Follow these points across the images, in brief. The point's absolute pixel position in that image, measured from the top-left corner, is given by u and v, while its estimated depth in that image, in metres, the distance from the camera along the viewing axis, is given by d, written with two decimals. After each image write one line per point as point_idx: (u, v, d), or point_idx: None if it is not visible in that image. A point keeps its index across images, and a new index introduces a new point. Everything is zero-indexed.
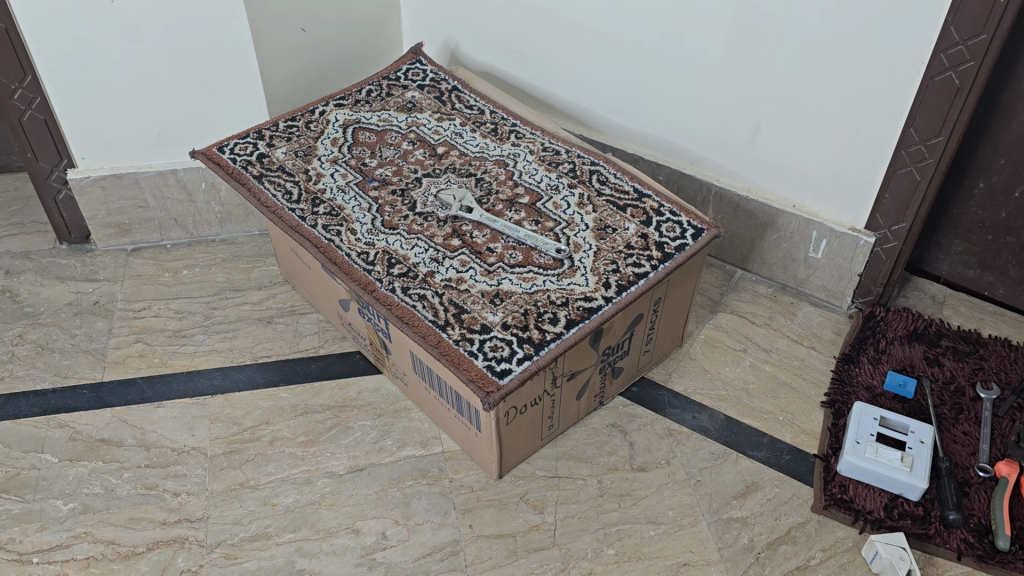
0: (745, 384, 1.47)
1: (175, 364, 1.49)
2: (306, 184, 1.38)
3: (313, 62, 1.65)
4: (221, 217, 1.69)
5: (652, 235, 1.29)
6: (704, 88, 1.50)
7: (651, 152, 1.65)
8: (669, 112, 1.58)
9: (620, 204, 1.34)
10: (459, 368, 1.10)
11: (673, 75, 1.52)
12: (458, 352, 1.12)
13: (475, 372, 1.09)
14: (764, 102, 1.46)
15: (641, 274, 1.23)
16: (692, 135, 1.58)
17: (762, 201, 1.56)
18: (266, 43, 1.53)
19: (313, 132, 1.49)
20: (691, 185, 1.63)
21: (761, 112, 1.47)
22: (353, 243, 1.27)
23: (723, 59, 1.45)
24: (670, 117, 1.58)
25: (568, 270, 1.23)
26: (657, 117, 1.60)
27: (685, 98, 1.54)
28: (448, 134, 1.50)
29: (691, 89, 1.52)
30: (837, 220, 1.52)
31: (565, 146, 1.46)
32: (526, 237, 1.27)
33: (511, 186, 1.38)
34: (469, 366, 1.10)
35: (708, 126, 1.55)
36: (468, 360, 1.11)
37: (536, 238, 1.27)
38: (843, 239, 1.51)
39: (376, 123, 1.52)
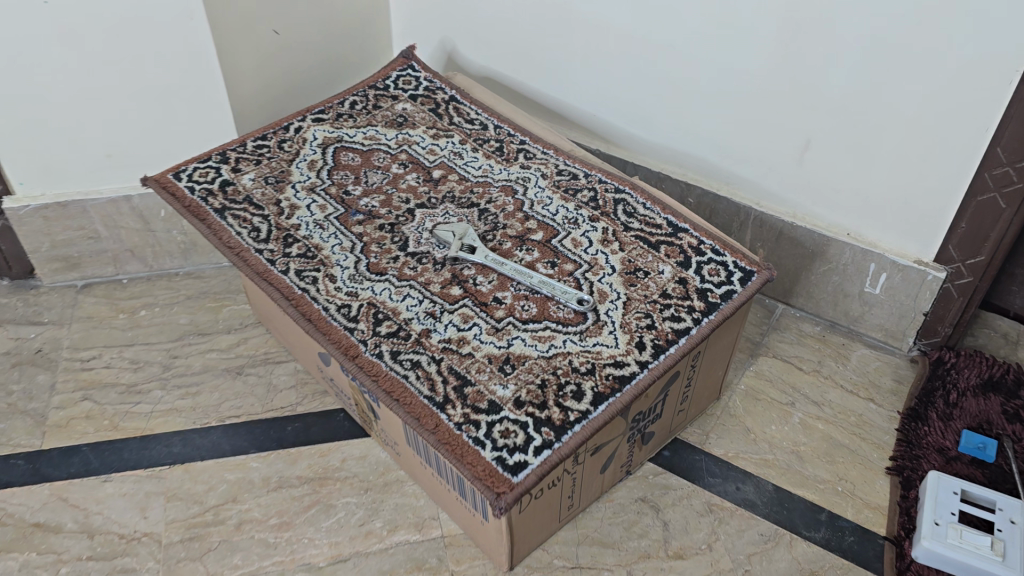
0: (795, 447, 1.25)
1: (127, 427, 1.27)
2: (277, 218, 1.16)
3: (289, 68, 1.43)
4: (184, 248, 1.48)
5: (692, 281, 1.07)
6: (743, 99, 1.28)
7: (679, 172, 1.43)
8: (702, 125, 1.36)
9: (653, 240, 1.12)
10: (463, 462, 0.88)
11: (707, 82, 1.30)
12: (461, 440, 0.89)
13: (482, 466, 0.87)
14: (817, 115, 1.24)
15: (681, 330, 1.02)
16: (728, 153, 1.36)
17: (810, 228, 1.34)
18: (232, 48, 1.30)
19: (286, 153, 1.27)
20: (726, 209, 1.41)
21: (812, 128, 1.25)
22: (332, 294, 1.05)
23: (768, 65, 1.23)
24: (703, 130, 1.36)
25: (593, 327, 1.01)
26: (688, 130, 1.38)
27: (722, 110, 1.32)
28: (446, 154, 1.28)
29: (729, 99, 1.30)
30: (900, 251, 1.30)
31: (582, 167, 1.24)
32: (541, 284, 1.06)
33: (520, 219, 1.16)
34: (475, 458, 0.88)
35: (748, 143, 1.33)
36: (475, 450, 0.89)
37: (552, 285, 1.05)
38: (907, 273, 1.29)
39: (360, 142, 1.30)
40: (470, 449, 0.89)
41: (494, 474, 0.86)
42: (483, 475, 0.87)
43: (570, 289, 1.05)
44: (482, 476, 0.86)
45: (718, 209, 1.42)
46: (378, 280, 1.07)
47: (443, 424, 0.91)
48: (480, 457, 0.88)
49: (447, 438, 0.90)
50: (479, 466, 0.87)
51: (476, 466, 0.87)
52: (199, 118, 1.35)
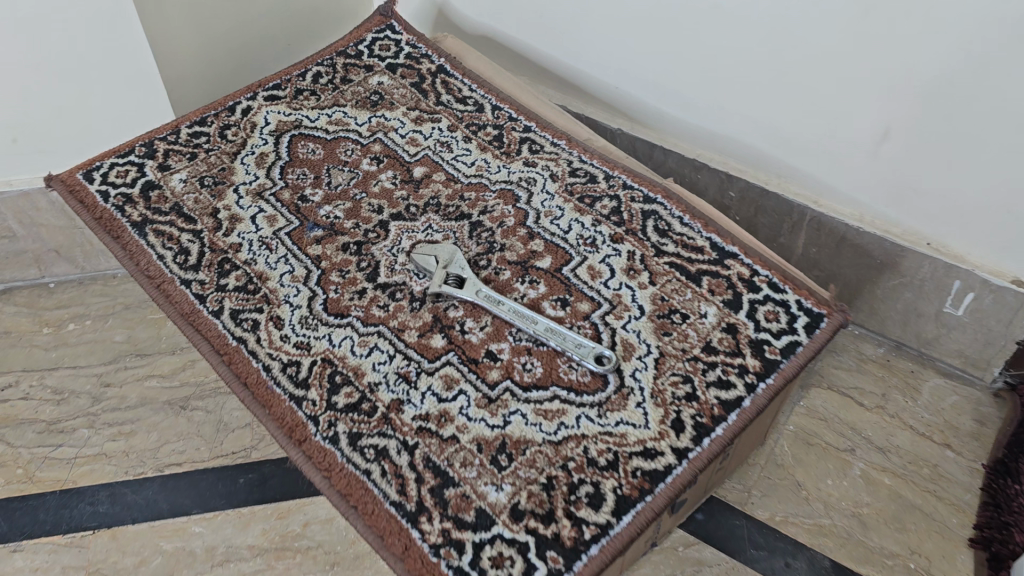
0: (857, 509, 1.02)
1: (45, 479, 1.05)
2: (212, 235, 0.91)
3: (240, 28, 1.16)
4: None
5: (745, 330, 0.82)
6: (804, 75, 1.01)
7: (720, 160, 1.17)
8: (749, 104, 1.09)
9: (692, 270, 0.87)
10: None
11: (758, 51, 1.03)
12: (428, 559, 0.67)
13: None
14: (899, 97, 0.96)
15: (730, 401, 0.78)
16: (780, 139, 1.10)
17: (880, 234, 1.08)
18: (159, 9, 1.03)
19: (229, 143, 1.01)
20: (775, 208, 1.15)
21: (891, 114, 0.98)
22: (277, 345, 0.81)
23: (838, 35, 0.95)
24: (751, 111, 1.09)
25: (616, 397, 0.77)
26: (732, 110, 1.11)
27: (776, 88, 1.05)
28: (430, 145, 1.02)
29: (785, 74, 1.03)
30: (995, 268, 1.03)
31: (601, 166, 0.98)
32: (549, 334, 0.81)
33: (523, 238, 0.91)
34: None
35: (807, 128, 1.06)
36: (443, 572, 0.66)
37: (562, 337, 0.81)
38: (1001, 295, 1.02)
39: (323, 128, 1.03)
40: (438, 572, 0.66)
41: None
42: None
43: (586, 343, 0.80)
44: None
45: (765, 205, 1.16)
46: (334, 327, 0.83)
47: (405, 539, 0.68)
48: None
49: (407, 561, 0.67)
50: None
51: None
52: (124, 97, 1.09)
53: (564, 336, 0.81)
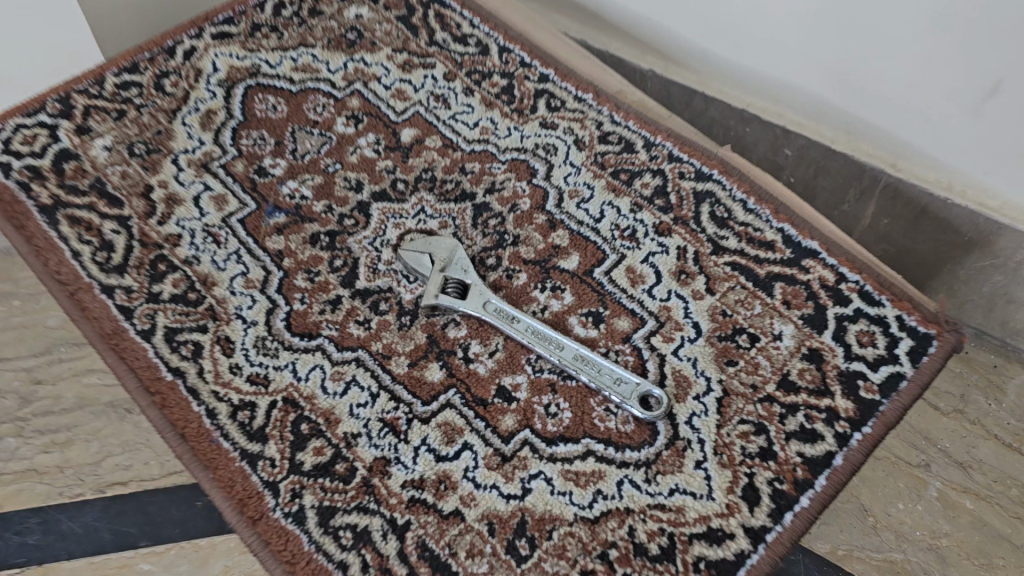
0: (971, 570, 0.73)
1: None
2: (143, 223, 0.71)
3: None
4: None
5: (832, 359, 0.64)
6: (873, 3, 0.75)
7: (769, 109, 0.92)
8: (802, 37, 0.83)
9: (760, 273, 0.68)
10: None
11: None
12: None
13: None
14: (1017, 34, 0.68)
15: (817, 460, 0.60)
16: (844, 85, 0.84)
17: (974, 213, 0.82)
18: None
19: (166, 98, 0.79)
20: (838, 169, 0.90)
21: (1003, 56, 0.71)
22: (226, 381, 0.63)
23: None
24: (809, 42, 0.83)
25: (668, 454, 0.60)
26: (785, 40, 0.84)
27: (837, 19, 0.79)
28: (421, 99, 0.81)
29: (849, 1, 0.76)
30: None
31: (639, 129, 0.77)
32: (579, 367, 0.62)
33: (542, 228, 0.71)
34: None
35: (879, 72, 0.80)
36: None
37: (596, 371, 0.62)
38: None
39: (286, 76, 0.82)
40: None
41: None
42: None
43: (628, 380, 0.62)
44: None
45: (829, 165, 0.91)
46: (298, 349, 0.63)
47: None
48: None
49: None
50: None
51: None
52: None
53: (599, 369, 0.62)
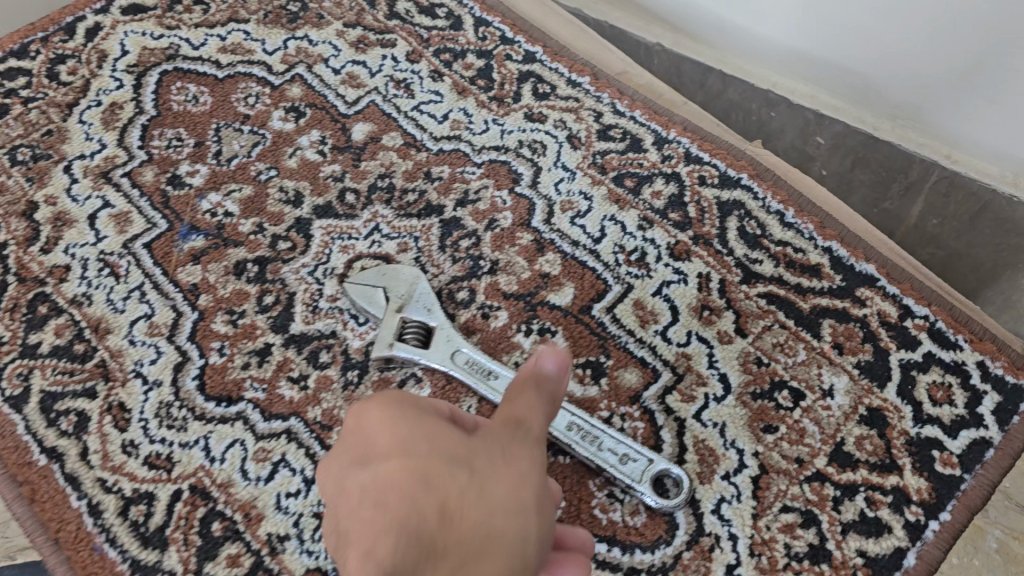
0: None
1: None
2: (23, 252, 0.56)
3: None
4: None
5: (898, 422, 0.50)
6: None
7: (796, 83, 0.75)
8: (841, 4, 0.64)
9: (804, 307, 0.54)
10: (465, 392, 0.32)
11: None
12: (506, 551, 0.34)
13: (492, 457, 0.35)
14: None
15: (884, 559, 0.46)
16: (883, 58, 0.66)
17: None
18: None
19: (61, 88, 0.64)
20: (882, 161, 0.73)
21: None
22: (116, 465, 0.48)
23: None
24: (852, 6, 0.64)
25: (691, 555, 0.46)
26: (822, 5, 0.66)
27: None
28: (378, 86, 0.65)
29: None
30: None
31: (648, 121, 0.62)
32: (575, 439, 0.48)
33: (527, 251, 0.56)
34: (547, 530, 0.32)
35: (926, 46, 0.63)
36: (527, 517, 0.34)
37: (596, 448, 0.48)
38: None
39: (212, 58, 0.66)
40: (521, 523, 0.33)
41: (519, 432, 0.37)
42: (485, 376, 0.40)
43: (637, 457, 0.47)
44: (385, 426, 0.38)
45: (869, 156, 0.74)
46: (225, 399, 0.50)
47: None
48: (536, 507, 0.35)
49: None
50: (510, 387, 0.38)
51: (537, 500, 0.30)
52: None
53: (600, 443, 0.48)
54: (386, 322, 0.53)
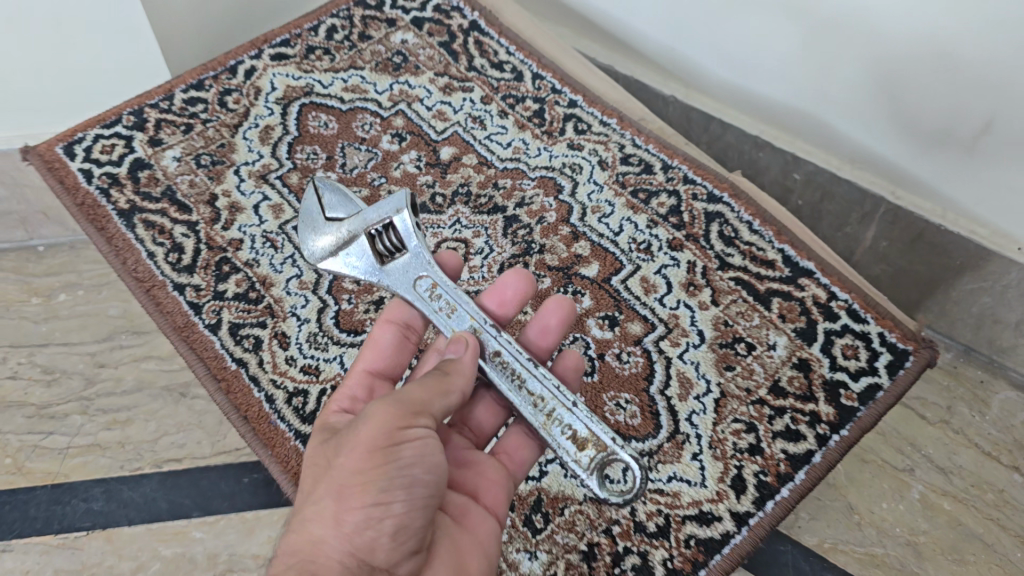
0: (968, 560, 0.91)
1: (36, 472, 0.97)
2: (210, 228, 0.80)
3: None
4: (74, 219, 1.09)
5: (818, 368, 0.71)
6: (889, 69, 0.88)
7: (783, 136, 1.03)
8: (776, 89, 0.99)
9: (761, 289, 0.75)
10: (338, 399, 0.62)
11: (783, 26, 0.92)
12: (517, 454, 0.64)
13: (328, 534, 0.48)
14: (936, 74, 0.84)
15: (799, 457, 0.68)
16: (856, 129, 0.96)
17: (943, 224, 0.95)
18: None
19: (229, 113, 0.88)
20: (845, 196, 1.01)
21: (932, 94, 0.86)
22: (282, 370, 0.71)
23: (919, 30, 0.82)
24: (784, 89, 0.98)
25: (669, 446, 0.68)
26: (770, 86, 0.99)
27: (855, 77, 0.91)
28: (460, 120, 0.88)
29: (834, 56, 0.90)
30: None
31: (658, 153, 0.84)
32: (498, 372, 0.59)
33: (566, 239, 0.78)
34: (393, 499, 0.48)
35: (843, 107, 0.95)
36: (429, 480, 0.50)
37: (517, 386, 0.58)
38: None
39: (338, 96, 0.90)
40: (474, 476, 0.60)
41: (448, 390, 0.55)
42: (299, 564, 0.48)
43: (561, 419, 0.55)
44: (313, 453, 0.55)
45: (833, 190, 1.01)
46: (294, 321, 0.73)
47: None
48: (426, 452, 0.51)
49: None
50: (429, 378, 0.55)
51: (351, 549, 0.48)
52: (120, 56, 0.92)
53: (524, 381, 0.58)
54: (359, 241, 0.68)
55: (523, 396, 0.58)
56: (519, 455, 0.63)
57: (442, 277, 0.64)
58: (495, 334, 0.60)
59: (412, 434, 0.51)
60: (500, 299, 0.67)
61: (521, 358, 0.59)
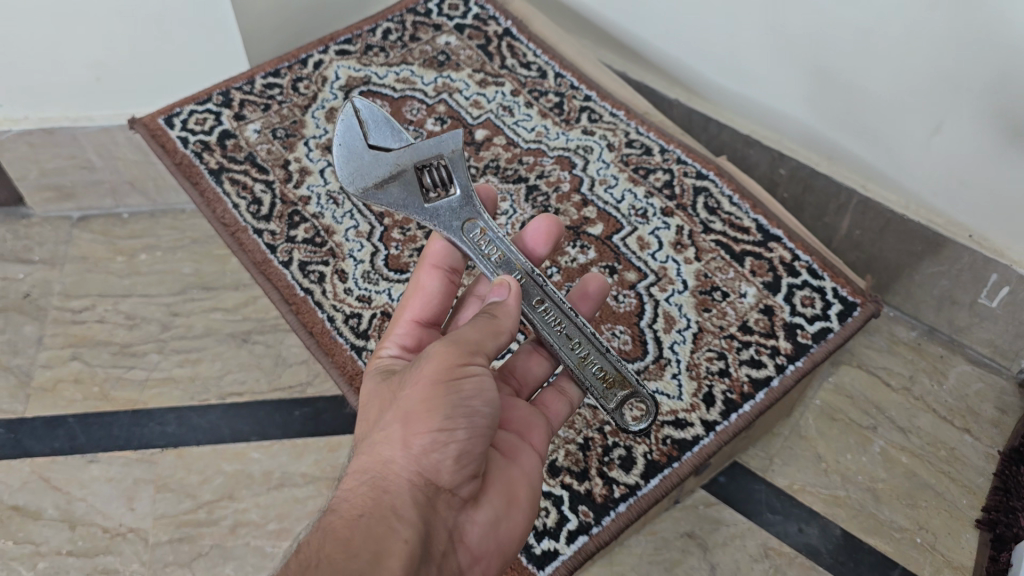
0: (915, 502, 1.06)
1: (119, 399, 1.13)
2: (284, 186, 0.97)
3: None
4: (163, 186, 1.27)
5: (780, 313, 0.87)
6: (871, 76, 1.02)
7: (808, 112, 1.12)
8: (745, 98, 1.18)
9: (736, 249, 0.91)
10: (388, 347, 0.72)
11: (745, 40, 1.11)
12: (551, 407, 0.74)
13: (398, 455, 0.58)
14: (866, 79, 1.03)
15: (760, 380, 0.82)
16: (906, 115, 1.03)
17: (893, 207, 1.11)
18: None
19: (301, 97, 1.05)
20: (823, 189, 1.16)
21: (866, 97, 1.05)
22: (341, 298, 0.88)
23: (874, 33, 0.98)
24: (753, 98, 1.17)
25: (653, 366, 0.83)
26: (744, 94, 1.17)
27: (932, 72, 0.97)
28: (493, 109, 1.05)
29: (785, 67, 1.10)
30: (998, 249, 1.05)
31: (657, 139, 1.01)
32: (540, 317, 0.72)
33: (577, 204, 0.95)
34: (456, 427, 0.59)
35: (800, 111, 1.13)
36: (485, 411, 0.61)
37: (554, 329, 0.71)
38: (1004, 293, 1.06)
39: (391, 86, 1.07)
40: (520, 418, 0.71)
41: (499, 332, 0.65)
42: (371, 480, 0.58)
43: (594, 361, 0.70)
44: (376, 392, 0.65)
45: (813, 183, 1.17)
46: (351, 259, 0.90)
47: (498, 520, 0.63)
48: (483, 387, 0.61)
49: (443, 532, 0.58)
50: (481, 322, 0.65)
51: (418, 467, 0.58)
52: (203, 41, 1.11)
53: (563, 326, 0.71)
54: (409, 175, 0.76)
55: (562, 337, 0.71)
56: (555, 407, 0.75)
57: (491, 224, 0.74)
58: (539, 283, 0.72)
59: (470, 372, 0.61)
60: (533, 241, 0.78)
61: (563, 308, 0.72)
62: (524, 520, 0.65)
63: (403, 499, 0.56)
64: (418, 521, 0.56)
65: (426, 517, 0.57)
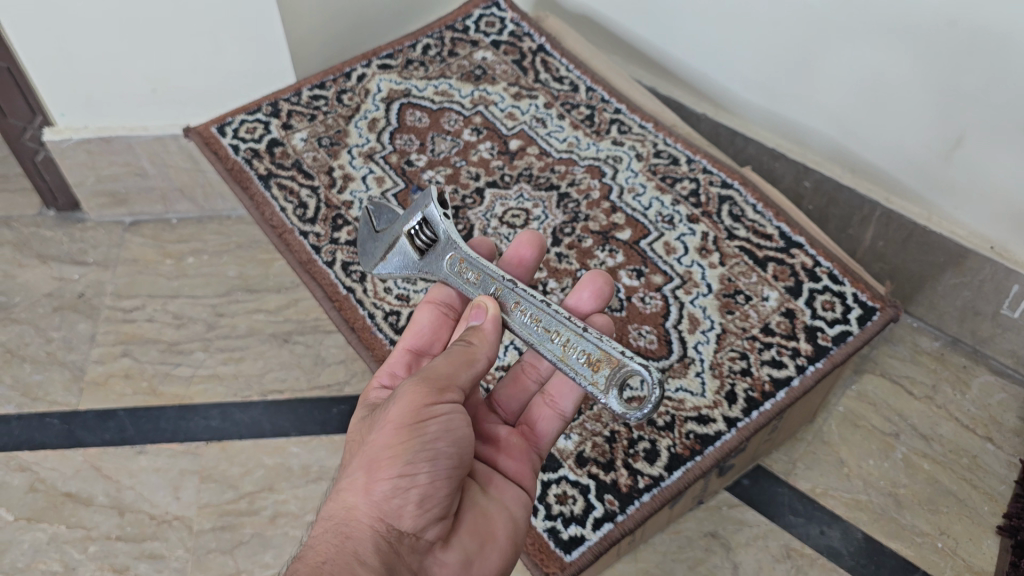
0: (936, 508, 1.07)
1: (167, 393, 1.19)
2: (327, 192, 1.02)
3: (352, 11, 1.25)
4: (211, 193, 1.34)
5: (802, 316, 0.90)
6: (891, 93, 1.06)
7: (834, 125, 1.15)
8: (770, 113, 1.22)
9: (760, 255, 0.95)
10: (379, 376, 0.75)
11: (770, 56, 1.15)
12: (537, 426, 0.75)
13: (360, 501, 0.60)
14: (886, 95, 1.07)
15: (781, 379, 0.86)
16: (928, 122, 1.05)
17: (915, 217, 1.14)
18: (285, 14, 1.15)
19: (344, 108, 1.11)
20: (847, 201, 1.19)
21: (889, 113, 1.08)
22: (381, 296, 0.93)
23: (894, 53, 1.02)
24: (777, 112, 1.21)
25: (678, 365, 0.87)
26: (770, 109, 1.21)
27: (953, 78, 0.99)
28: (527, 120, 1.09)
29: (808, 82, 1.14)
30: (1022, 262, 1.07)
31: (685, 150, 1.05)
32: (520, 320, 0.71)
33: (606, 211, 0.99)
34: (416, 471, 0.60)
35: (822, 126, 1.17)
36: (449, 453, 0.62)
37: (536, 328, 0.70)
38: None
39: (430, 98, 1.12)
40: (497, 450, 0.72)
41: (473, 360, 0.67)
42: (335, 526, 0.59)
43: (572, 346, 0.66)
44: (355, 432, 0.67)
45: (837, 196, 1.20)
46: None
47: (471, 560, 0.63)
48: (448, 427, 0.62)
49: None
50: (455, 354, 0.66)
51: (380, 513, 0.59)
52: (252, 56, 1.18)
53: (542, 322, 0.69)
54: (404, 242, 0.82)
55: (543, 333, 0.69)
56: (542, 426, 0.75)
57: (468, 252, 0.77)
58: (513, 288, 0.72)
59: (437, 411, 0.62)
60: (517, 252, 0.80)
61: (536, 301, 0.70)
62: (500, 558, 0.65)
63: (364, 547, 0.58)
64: (376, 569, 0.57)
65: (388, 565, 0.58)
